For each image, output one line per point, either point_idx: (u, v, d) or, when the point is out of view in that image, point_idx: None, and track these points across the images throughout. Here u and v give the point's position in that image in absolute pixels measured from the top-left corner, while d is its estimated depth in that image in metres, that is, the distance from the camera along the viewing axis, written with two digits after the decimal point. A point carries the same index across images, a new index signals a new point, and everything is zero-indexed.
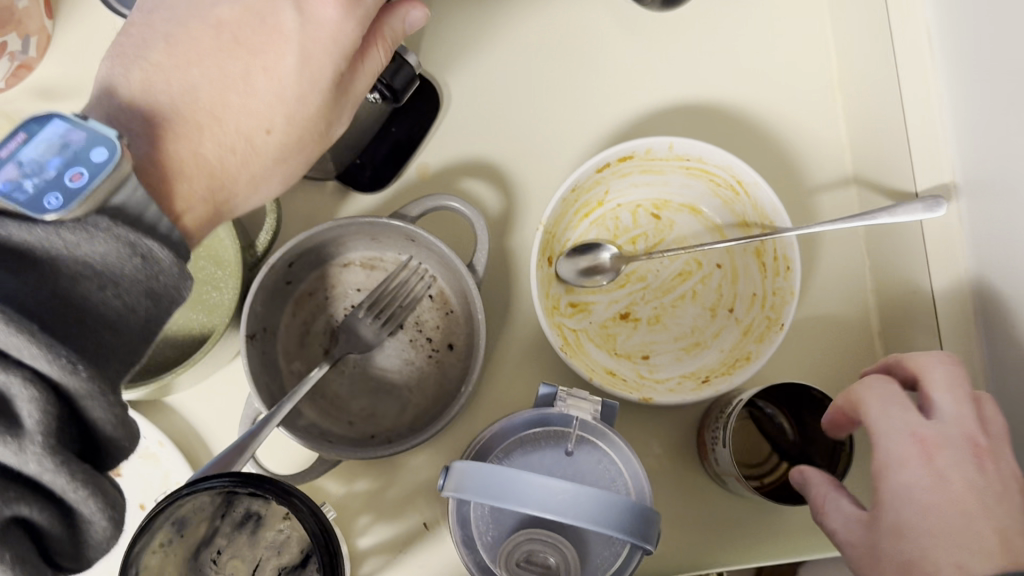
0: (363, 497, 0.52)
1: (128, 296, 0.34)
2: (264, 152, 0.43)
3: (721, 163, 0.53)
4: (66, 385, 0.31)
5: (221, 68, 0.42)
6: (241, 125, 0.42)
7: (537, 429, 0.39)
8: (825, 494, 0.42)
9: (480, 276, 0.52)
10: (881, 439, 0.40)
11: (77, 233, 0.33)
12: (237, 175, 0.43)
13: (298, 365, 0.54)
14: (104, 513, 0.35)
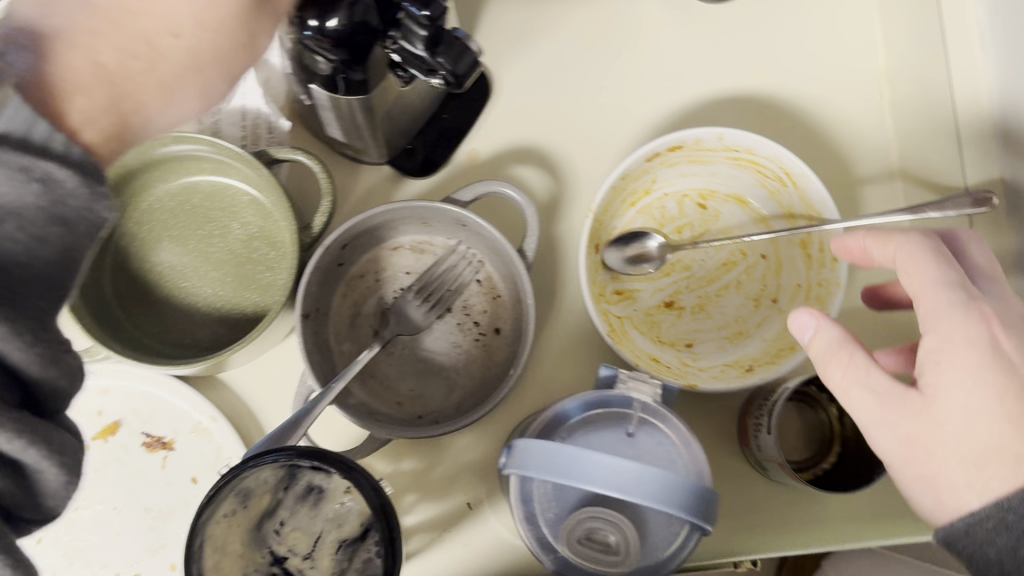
0: (410, 476, 0.53)
1: (34, 227, 0.30)
2: (170, 57, 0.38)
3: (770, 154, 0.54)
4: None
5: None
6: (143, 27, 0.38)
7: (599, 411, 0.38)
8: (838, 352, 0.39)
9: (529, 261, 0.53)
10: (925, 308, 0.38)
11: None
12: (142, 82, 0.38)
13: (348, 346, 0.55)
14: (53, 460, 0.32)
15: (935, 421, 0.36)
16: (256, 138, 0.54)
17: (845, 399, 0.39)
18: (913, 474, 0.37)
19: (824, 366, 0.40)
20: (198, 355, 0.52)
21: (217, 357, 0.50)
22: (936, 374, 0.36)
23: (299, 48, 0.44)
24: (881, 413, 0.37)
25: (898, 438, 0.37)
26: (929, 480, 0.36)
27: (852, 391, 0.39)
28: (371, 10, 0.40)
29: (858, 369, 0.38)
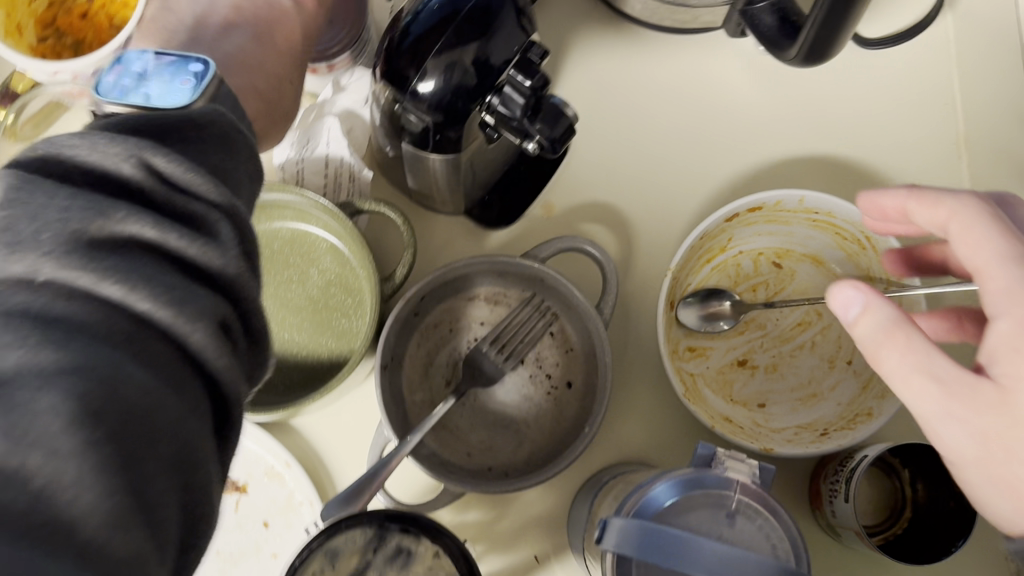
0: (477, 527, 0.53)
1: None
2: None
3: (851, 218, 0.54)
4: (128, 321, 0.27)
5: None
6: None
7: (694, 491, 0.34)
8: (893, 333, 0.35)
9: (606, 318, 0.53)
10: (993, 289, 0.34)
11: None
12: None
13: (421, 396, 0.55)
14: None
15: (1018, 417, 0.32)
16: (337, 186, 0.55)
17: (902, 388, 0.35)
18: (988, 474, 0.34)
19: (874, 349, 0.36)
20: (274, 401, 0.53)
21: (294, 406, 0.50)
22: (1002, 358, 0.33)
23: (392, 107, 0.45)
24: (948, 406, 0.33)
25: (968, 434, 0.33)
26: (1004, 480, 0.33)
27: (911, 378, 0.34)
28: (469, 75, 0.41)
29: (919, 354, 0.34)
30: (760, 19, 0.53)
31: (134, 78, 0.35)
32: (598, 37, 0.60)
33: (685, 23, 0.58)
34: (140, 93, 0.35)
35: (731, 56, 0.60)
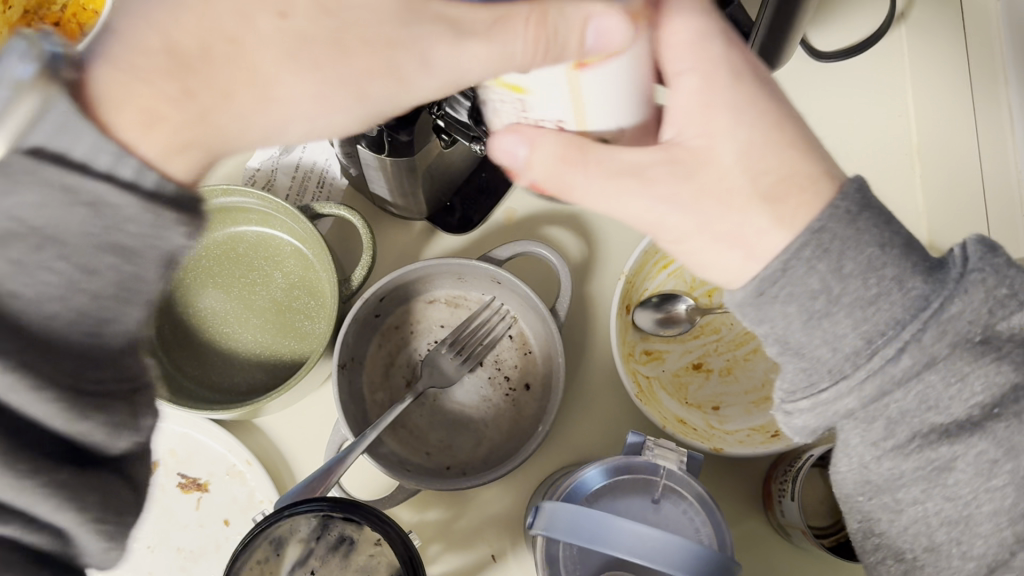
0: (436, 527, 0.54)
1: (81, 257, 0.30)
2: (252, 50, 0.33)
3: None
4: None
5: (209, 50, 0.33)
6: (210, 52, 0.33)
7: (623, 475, 0.37)
8: (565, 159, 0.34)
9: (561, 319, 0.54)
10: (666, 46, 0.35)
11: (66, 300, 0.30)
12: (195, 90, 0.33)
13: (381, 396, 0.56)
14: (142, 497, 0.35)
15: (719, 176, 0.35)
16: (302, 189, 0.57)
17: (592, 196, 0.36)
18: (707, 239, 0.36)
19: (554, 174, 0.35)
20: (235, 400, 0.54)
21: (252, 404, 0.51)
22: (686, 117, 0.36)
23: None
24: (659, 195, 0.36)
25: (680, 209, 0.36)
26: (726, 235, 0.36)
27: (606, 187, 0.35)
28: None
29: (600, 162, 0.35)
30: None
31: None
32: None
33: None
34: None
35: None
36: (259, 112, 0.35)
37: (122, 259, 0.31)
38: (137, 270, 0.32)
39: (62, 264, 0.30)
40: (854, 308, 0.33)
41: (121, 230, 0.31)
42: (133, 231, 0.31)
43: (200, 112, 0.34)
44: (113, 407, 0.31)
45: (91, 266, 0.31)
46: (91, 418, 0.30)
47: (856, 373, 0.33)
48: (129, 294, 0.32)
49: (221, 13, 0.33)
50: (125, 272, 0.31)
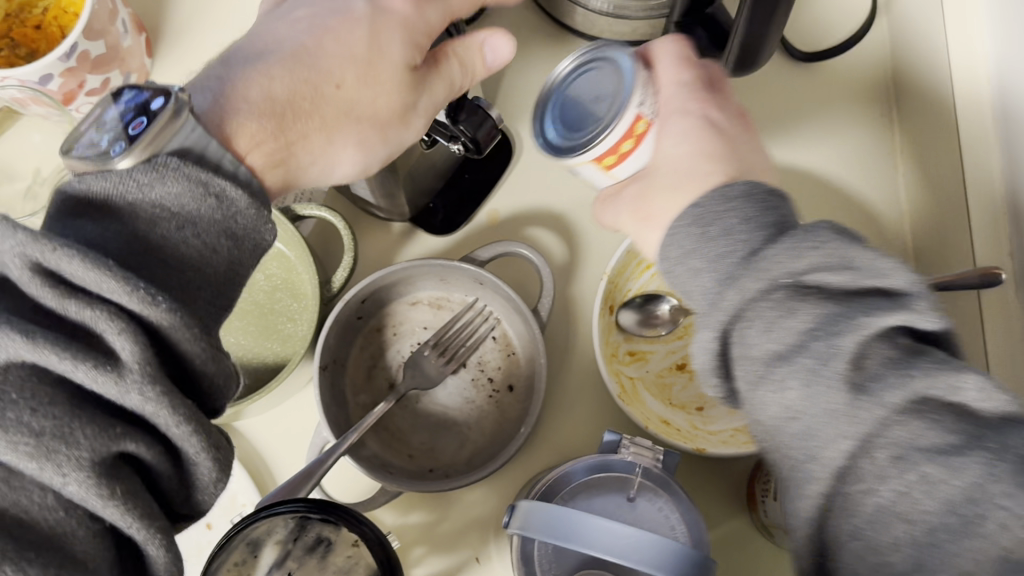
0: (419, 529, 0.53)
1: (207, 237, 0.34)
2: (335, 104, 0.41)
3: None
4: (129, 298, 0.30)
5: (297, 72, 0.40)
6: (313, 74, 0.40)
7: (600, 474, 0.37)
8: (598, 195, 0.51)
9: (543, 320, 0.54)
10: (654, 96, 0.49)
11: (111, 320, 0.30)
12: (309, 123, 0.40)
13: (364, 398, 0.56)
14: (209, 458, 0.34)
15: (647, 180, 0.47)
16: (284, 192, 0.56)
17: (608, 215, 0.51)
18: (638, 224, 0.48)
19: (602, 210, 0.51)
20: None
21: (233, 407, 0.51)
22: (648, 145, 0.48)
23: None
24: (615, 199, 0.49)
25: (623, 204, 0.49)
26: (644, 216, 0.47)
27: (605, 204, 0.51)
28: None
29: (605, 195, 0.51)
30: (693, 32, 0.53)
31: (106, 129, 0.34)
32: (539, 52, 0.62)
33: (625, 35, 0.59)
34: (99, 151, 0.33)
35: None
36: (317, 159, 0.41)
37: (234, 239, 0.35)
38: (242, 251, 0.36)
39: (195, 231, 0.34)
40: (696, 255, 0.37)
41: (241, 215, 0.35)
42: (245, 218, 0.36)
43: (285, 151, 0.39)
44: (222, 357, 0.35)
45: (212, 247, 0.34)
46: (210, 358, 0.34)
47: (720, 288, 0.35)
48: (232, 270, 0.36)
49: (306, 74, 0.40)
50: (233, 254, 0.35)
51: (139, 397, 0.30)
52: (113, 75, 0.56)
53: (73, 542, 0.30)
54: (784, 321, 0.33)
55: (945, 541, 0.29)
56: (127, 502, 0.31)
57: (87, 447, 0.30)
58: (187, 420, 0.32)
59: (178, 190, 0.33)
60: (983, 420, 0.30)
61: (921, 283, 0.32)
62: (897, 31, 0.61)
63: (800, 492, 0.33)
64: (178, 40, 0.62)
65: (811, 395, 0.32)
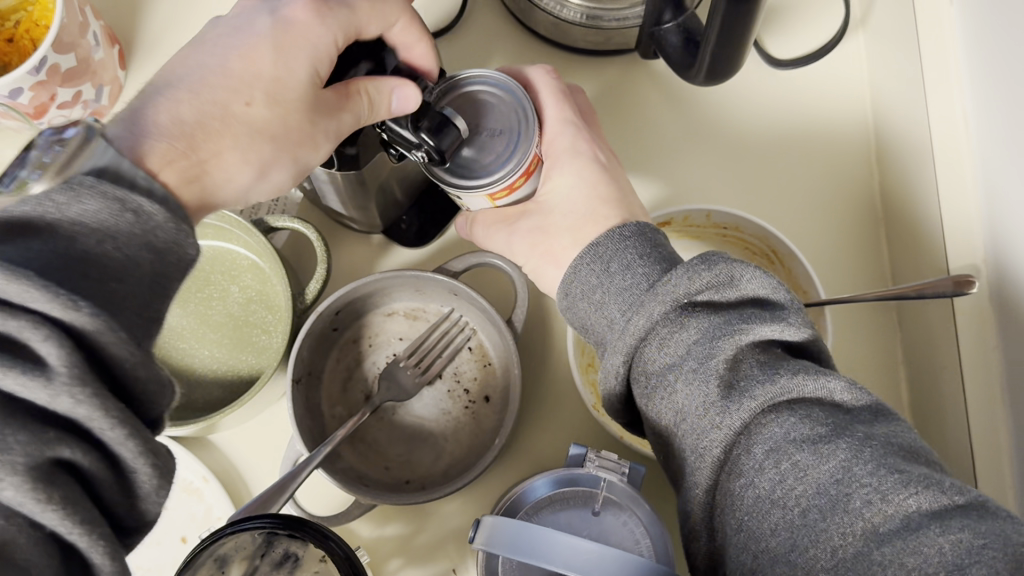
0: (394, 542, 0.53)
1: (128, 249, 0.32)
2: (248, 125, 0.40)
3: (757, 233, 0.54)
4: (48, 304, 0.28)
5: (209, 93, 0.39)
6: (221, 94, 0.40)
7: (565, 488, 0.38)
8: (486, 224, 0.50)
9: (518, 330, 0.54)
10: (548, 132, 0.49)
11: (29, 327, 0.28)
12: (222, 142, 0.39)
13: (340, 410, 0.56)
14: (147, 459, 0.32)
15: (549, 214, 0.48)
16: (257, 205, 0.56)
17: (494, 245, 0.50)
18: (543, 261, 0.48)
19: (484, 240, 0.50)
20: (190, 416, 0.53)
21: (206, 420, 0.50)
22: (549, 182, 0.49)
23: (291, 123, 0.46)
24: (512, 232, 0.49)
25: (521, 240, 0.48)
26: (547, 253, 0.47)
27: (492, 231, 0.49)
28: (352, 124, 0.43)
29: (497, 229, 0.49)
30: (666, 38, 0.54)
31: (27, 162, 0.34)
32: (510, 63, 0.62)
33: (599, 44, 0.59)
34: (18, 180, 0.33)
35: (645, 77, 0.61)
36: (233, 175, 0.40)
37: (157, 252, 0.33)
38: (166, 267, 0.33)
39: (116, 244, 0.31)
40: (600, 292, 0.41)
41: (161, 230, 0.33)
42: (164, 234, 0.33)
43: (199, 169, 0.39)
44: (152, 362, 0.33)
45: (136, 260, 0.32)
46: (143, 360, 0.32)
47: (643, 316, 0.38)
48: (161, 283, 0.33)
49: (213, 95, 0.39)
50: (158, 268, 0.33)
51: (69, 401, 0.28)
52: (85, 89, 0.55)
53: (15, 548, 0.29)
54: (678, 335, 0.37)
55: (816, 519, 0.31)
56: (66, 507, 0.29)
57: (19, 450, 0.28)
58: (123, 423, 0.30)
59: (94, 209, 0.31)
60: (848, 413, 0.34)
61: (794, 301, 0.37)
62: (871, 37, 0.61)
63: (694, 489, 0.36)
64: (152, 52, 0.62)
65: (694, 394, 0.35)
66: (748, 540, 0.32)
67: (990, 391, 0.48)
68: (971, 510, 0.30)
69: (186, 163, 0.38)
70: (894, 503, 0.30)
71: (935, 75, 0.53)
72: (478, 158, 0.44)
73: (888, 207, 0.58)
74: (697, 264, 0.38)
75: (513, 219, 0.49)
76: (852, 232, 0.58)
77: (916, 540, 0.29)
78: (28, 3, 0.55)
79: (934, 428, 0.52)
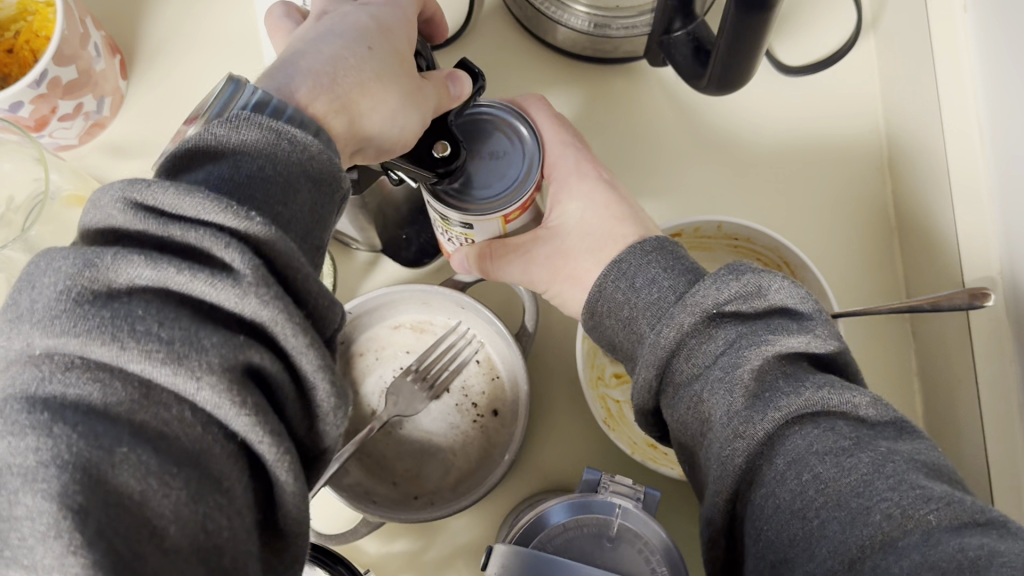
0: (403, 558, 0.52)
1: (286, 169, 0.31)
2: (373, 64, 0.39)
3: (768, 243, 0.53)
4: (222, 215, 0.27)
5: (333, 49, 0.39)
6: (338, 46, 0.39)
7: (579, 515, 0.36)
8: (503, 254, 0.46)
9: (527, 344, 0.53)
10: (552, 160, 0.49)
11: (208, 237, 0.26)
12: (364, 81, 0.38)
13: (346, 424, 0.55)
14: (324, 373, 0.28)
15: (566, 237, 0.47)
16: None
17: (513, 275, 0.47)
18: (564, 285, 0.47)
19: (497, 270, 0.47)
20: None
21: None
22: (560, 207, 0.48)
23: None
24: (536, 261, 0.47)
25: (544, 265, 0.47)
26: (569, 278, 0.47)
27: (512, 262, 0.47)
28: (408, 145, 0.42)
29: (519, 258, 0.47)
30: (675, 48, 0.53)
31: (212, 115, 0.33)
32: (514, 72, 0.61)
33: (607, 52, 0.58)
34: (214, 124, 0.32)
35: (654, 86, 0.61)
36: (387, 126, 0.39)
37: (315, 182, 0.32)
38: (326, 196, 0.33)
39: (274, 168, 0.31)
40: (628, 307, 0.41)
41: (315, 159, 0.32)
42: (319, 163, 0.32)
43: (352, 115, 0.38)
44: (315, 276, 0.30)
45: (293, 187, 0.31)
46: (311, 273, 0.30)
47: (672, 324, 0.37)
48: (320, 212, 0.32)
49: (333, 47, 0.39)
50: (316, 200, 0.32)
51: (256, 302, 0.26)
52: (86, 100, 0.55)
53: (211, 460, 0.25)
54: (705, 347, 0.36)
55: (836, 532, 0.30)
56: (258, 414, 0.26)
57: (215, 352, 0.25)
58: (304, 330, 0.28)
59: (252, 139, 0.31)
60: (871, 428, 0.34)
61: (821, 312, 0.37)
62: (882, 43, 0.60)
63: (711, 502, 0.35)
64: (153, 63, 0.61)
65: (720, 403, 0.35)
66: (765, 549, 0.32)
67: (1006, 403, 0.47)
68: (990, 529, 0.29)
69: (333, 105, 0.37)
70: (915, 518, 0.29)
71: (947, 84, 0.52)
72: (479, 181, 0.43)
73: (902, 216, 0.57)
74: (722, 274, 0.38)
75: (528, 249, 0.47)
76: (864, 243, 0.58)
77: (934, 554, 0.28)
78: (26, 13, 0.54)
79: (951, 440, 0.51)
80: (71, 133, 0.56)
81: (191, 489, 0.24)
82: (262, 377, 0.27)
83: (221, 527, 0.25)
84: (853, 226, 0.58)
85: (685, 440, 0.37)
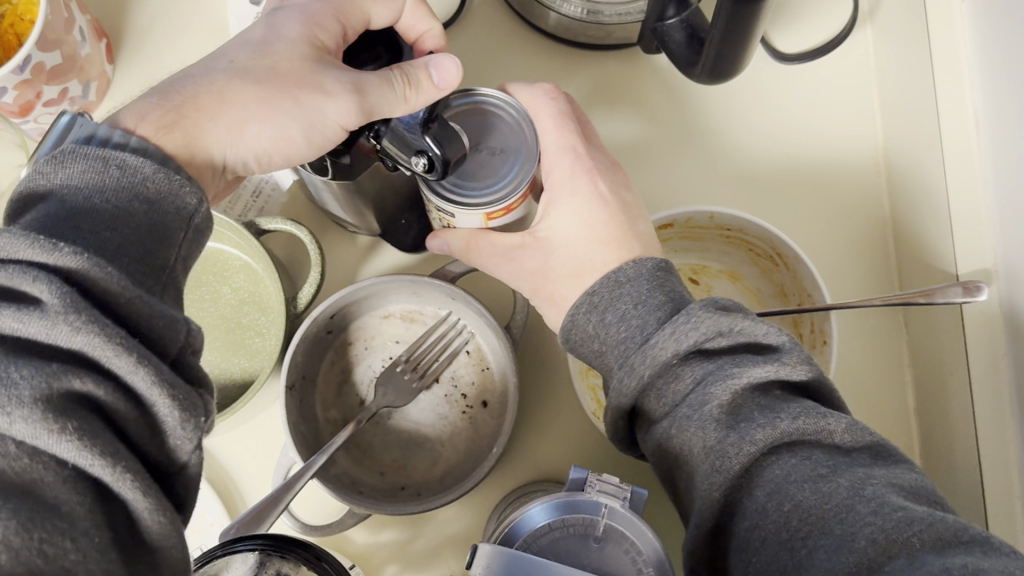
0: (391, 547, 0.52)
1: (117, 199, 0.31)
2: (222, 83, 0.39)
3: (761, 235, 0.53)
4: (30, 250, 0.27)
5: (194, 73, 0.39)
6: (198, 70, 0.40)
7: (565, 515, 0.36)
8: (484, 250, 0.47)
9: (517, 335, 0.53)
10: (550, 163, 0.47)
11: (19, 274, 0.27)
12: (213, 101, 0.38)
13: (335, 414, 0.55)
14: (165, 392, 0.28)
15: (549, 253, 0.46)
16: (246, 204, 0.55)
17: (501, 272, 0.48)
18: (543, 298, 0.47)
19: (484, 261, 0.47)
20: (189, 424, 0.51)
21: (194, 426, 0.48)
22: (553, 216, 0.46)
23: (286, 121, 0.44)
24: (513, 267, 0.47)
25: (523, 275, 0.47)
26: (549, 295, 0.46)
27: (495, 261, 0.47)
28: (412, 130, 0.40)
29: (499, 259, 0.47)
30: (669, 35, 0.52)
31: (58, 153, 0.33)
32: (505, 60, 0.60)
33: (601, 38, 0.58)
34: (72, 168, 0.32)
35: (648, 72, 0.60)
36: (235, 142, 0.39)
37: (151, 205, 0.32)
38: (166, 221, 0.33)
39: (102, 197, 0.31)
40: (600, 341, 0.40)
41: (152, 181, 0.33)
42: (155, 183, 0.33)
43: (200, 135, 0.38)
44: (153, 299, 0.30)
45: (125, 213, 0.31)
46: (148, 297, 0.29)
47: (636, 368, 0.37)
48: (160, 235, 0.32)
49: (190, 72, 0.40)
50: (154, 218, 0.32)
51: (66, 330, 0.26)
52: (71, 85, 0.54)
53: (44, 488, 0.26)
54: (673, 387, 0.36)
55: (821, 559, 0.30)
56: (84, 437, 0.26)
57: (25, 385, 0.26)
58: (130, 349, 0.27)
59: (79, 172, 0.31)
60: (847, 455, 0.33)
61: (790, 342, 0.37)
62: (881, 29, 0.59)
63: (694, 531, 0.35)
64: (140, 47, 0.60)
65: (695, 439, 0.35)
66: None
67: (998, 397, 0.47)
68: (974, 547, 0.28)
69: (187, 129, 0.37)
70: (899, 542, 0.29)
71: (944, 74, 0.51)
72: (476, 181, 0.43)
73: (896, 205, 0.57)
74: (691, 308, 0.37)
75: (512, 254, 0.46)
76: (857, 233, 0.57)
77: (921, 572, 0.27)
78: None
79: (942, 432, 0.51)
80: (56, 118, 0.55)
81: (21, 519, 0.24)
82: (100, 405, 0.27)
83: (66, 550, 0.25)
84: (848, 213, 0.58)
85: (663, 467, 0.38)
